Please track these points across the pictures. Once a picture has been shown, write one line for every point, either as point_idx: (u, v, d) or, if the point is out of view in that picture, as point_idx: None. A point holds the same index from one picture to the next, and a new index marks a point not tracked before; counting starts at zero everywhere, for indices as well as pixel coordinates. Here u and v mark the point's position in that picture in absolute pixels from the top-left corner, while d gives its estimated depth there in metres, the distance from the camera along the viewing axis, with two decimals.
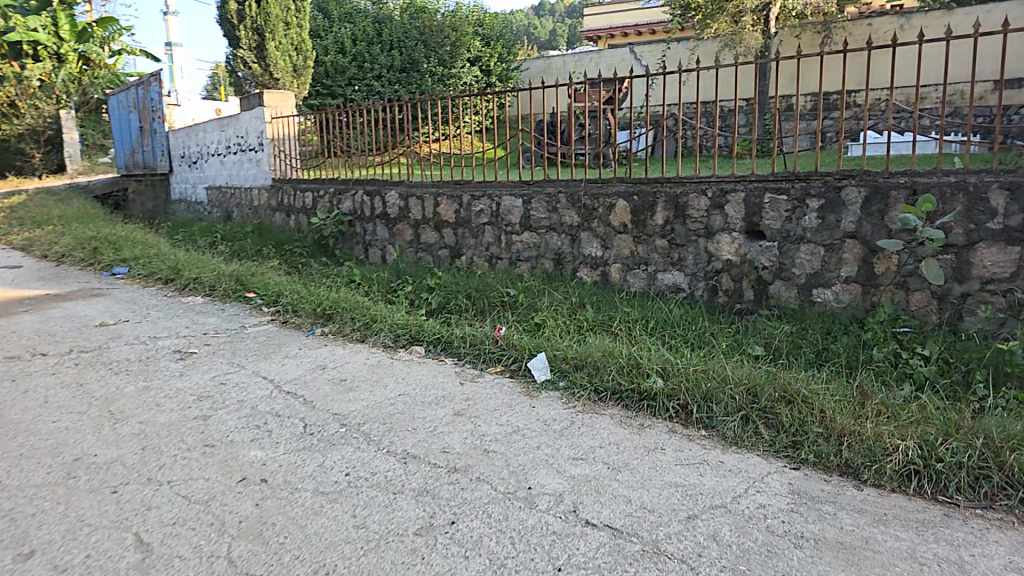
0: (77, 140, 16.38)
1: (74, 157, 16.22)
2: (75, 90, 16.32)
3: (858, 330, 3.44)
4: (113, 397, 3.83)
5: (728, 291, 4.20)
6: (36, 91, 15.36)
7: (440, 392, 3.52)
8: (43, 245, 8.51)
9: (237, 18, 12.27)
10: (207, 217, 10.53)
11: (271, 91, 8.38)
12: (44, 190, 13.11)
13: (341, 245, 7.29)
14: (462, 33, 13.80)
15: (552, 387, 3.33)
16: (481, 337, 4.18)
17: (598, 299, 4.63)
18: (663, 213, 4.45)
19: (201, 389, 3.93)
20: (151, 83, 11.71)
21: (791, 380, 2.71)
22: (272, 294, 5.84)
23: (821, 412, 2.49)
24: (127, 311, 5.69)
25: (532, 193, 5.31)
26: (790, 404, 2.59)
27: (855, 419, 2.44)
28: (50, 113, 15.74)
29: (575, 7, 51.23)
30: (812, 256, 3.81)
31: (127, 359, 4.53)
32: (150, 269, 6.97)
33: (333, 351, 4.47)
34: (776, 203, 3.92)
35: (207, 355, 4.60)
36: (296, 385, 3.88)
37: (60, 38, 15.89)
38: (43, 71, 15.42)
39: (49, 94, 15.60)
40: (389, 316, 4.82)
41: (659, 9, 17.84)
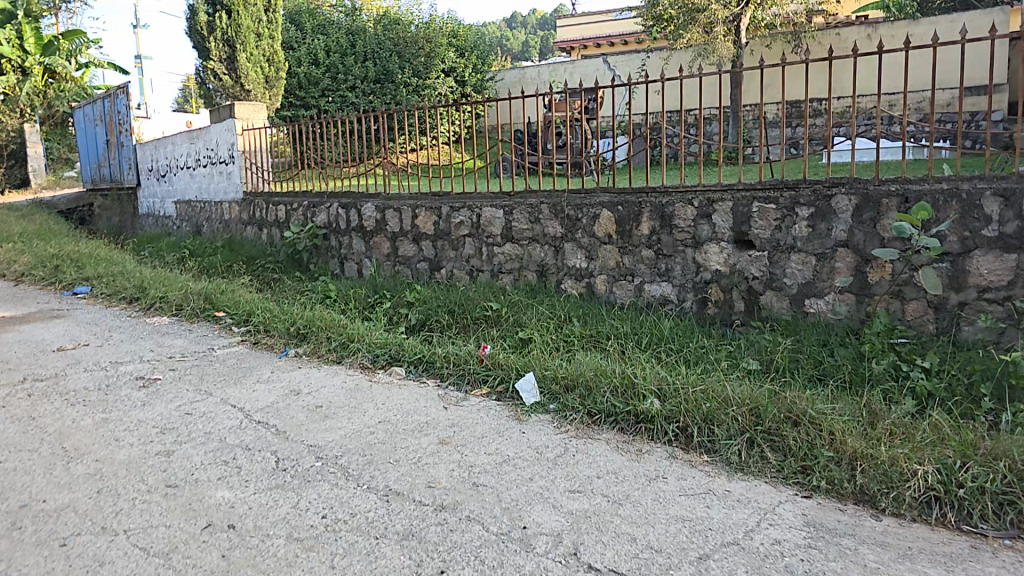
0: (41, 155, 15.93)
1: (38, 172, 15.74)
2: (39, 103, 15.66)
3: (855, 342, 3.35)
4: (68, 431, 3.53)
5: (717, 303, 4.10)
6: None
7: (422, 418, 3.33)
8: None
9: (207, 29, 11.75)
10: (175, 231, 10.14)
11: (243, 103, 8.11)
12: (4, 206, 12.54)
13: (315, 260, 7.05)
14: (436, 44, 13.64)
15: (542, 410, 3.17)
16: (465, 355, 3.98)
17: (585, 313, 4.48)
18: (649, 223, 4.34)
19: (164, 421, 3.65)
20: (117, 94, 11.30)
21: (795, 399, 2.59)
22: (243, 313, 5.55)
23: (829, 434, 2.38)
24: (88, 334, 5.34)
25: (514, 204, 5.16)
26: (796, 425, 2.46)
27: (867, 441, 2.32)
28: (14, 128, 15.39)
29: (547, 19, 51.74)
30: (804, 265, 3.73)
31: (85, 388, 4.21)
32: (113, 288, 6.60)
33: (308, 374, 4.22)
34: (765, 212, 3.84)
35: (172, 381, 4.31)
36: (268, 414, 3.63)
37: (25, 50, 15.22)
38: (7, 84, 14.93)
39: (13, 108, 15.18)
40: (366, 335, 4.59)
41: (632, 21, 18.03)
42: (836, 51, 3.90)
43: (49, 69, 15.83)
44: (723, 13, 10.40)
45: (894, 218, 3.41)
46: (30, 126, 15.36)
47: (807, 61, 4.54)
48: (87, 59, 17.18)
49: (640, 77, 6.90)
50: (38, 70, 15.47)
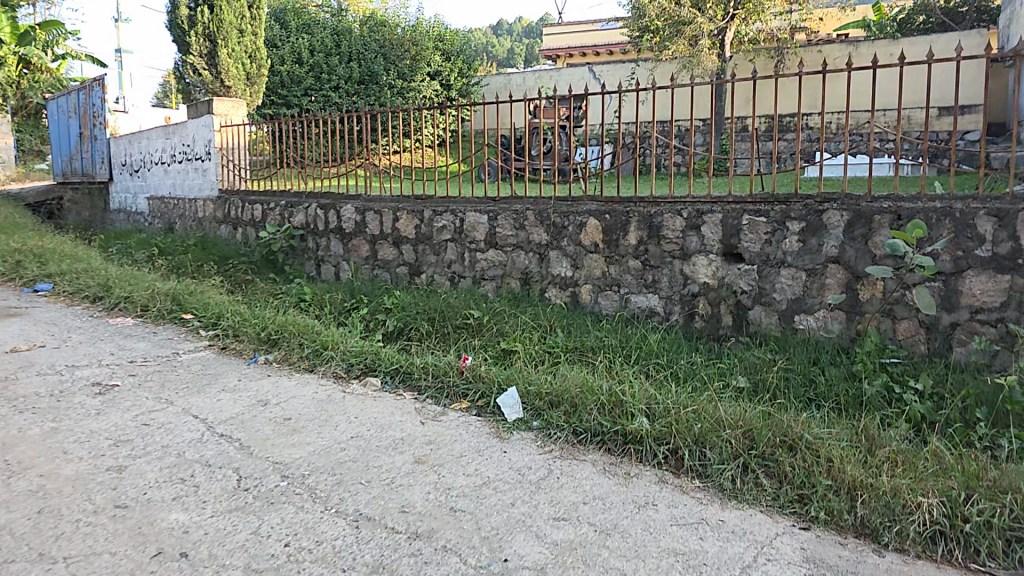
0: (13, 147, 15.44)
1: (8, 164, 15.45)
2: (12, 93, 15.31)
3: (847, 361, 3.29)
4: (12, 442, 3.25)
5: (705, 316, 4.01)
6: None
7: (397, 434, 3.15)
8: None
9: (188, 24, 11.41)
10: (146, 228, 9.76)
11: (221, 98, 7.84)
12: None
13: (291, 261, 6.81)
14: (422, 47, 13.43)
15: (525, 428, 3.05)
16: (444, 367, 3.81)
17: (570, 323, 4.36)
18: (636, 233, 4.23)
19: (119, 432, 3.39)
20: (91, 86, 10.86)
21: (790, 423, 2.51)
22: (211, 315, 5.28)
23: (827, 461, 2.30)
24: (44, 335, 5.01)
25: (498, 209, 5.01)
26: (791, 451, 2.39)
27: (867, 470, 2.25)
28: None
29: (532, 27, 51.97)
30: (794, 281, 3.66)
31: (35, 394, 3.91)
32: (74, 286, 6.26)
33: (277, 383, 4.00)
34: (755, 225, 3.76)
35: (131, 388, 4.04)
36: (232, 427, 3.40)
37: None
38: None
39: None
40: (341, 342, 4.37)
41: (619, 31, 18.06)
42: (811, 66, 3.89)
43: (25, 59, 15.26)
44: (710, 26, 10.46)
45: (887, 235, 3.35)
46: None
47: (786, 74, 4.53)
48: (64, 51, 16.65)
49: (628, 85, 6.83)
50: (12, 61, 14.70)
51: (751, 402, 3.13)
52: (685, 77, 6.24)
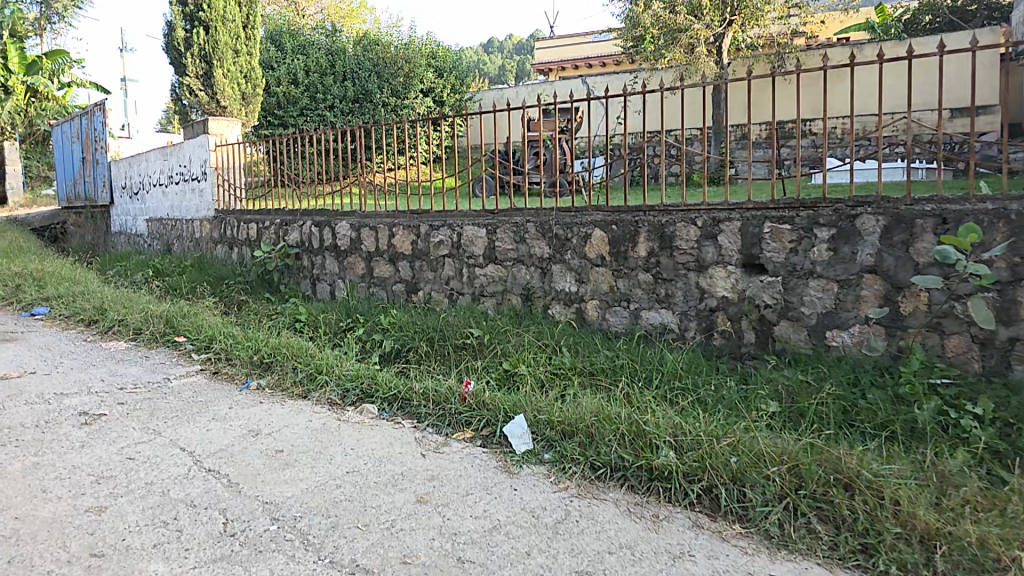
0: (22, 173, 15.29)
1: (17, 190, 15.07)
2: (20, 122, 15.22)
3: (893, 383, 3.04)
4: None
5: (726, 334, 3.75)
6: None
7: (397, 468, 2.86)
8: None
9: (184, 45, 11.92)
10: (146, 250, 9.57)
11: (216, 117, 7.68)
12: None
13: (287, 280, 6.59)
14: (415, 64, 13.32)
15: (535, 460, 2.80)
16: (446, 392, 3.51)
17: (576, 341, 4.11)
18: (647, 244, 3.99)
19: (103, 467, 2.95)
20: (93, 111, 10.74)
21: (842, 458, 2.33)
22: (206, 338, 4.86)
23: (893, 503, 2.10)
24: (37, 361, 4.52)
25: (496, 222, 4.79)
26: (848, 491, 2.20)
27: (941, 514, 2.06)
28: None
29: (525, 43, 52.28)
30: (824, 293, 3.41)
31: (19, 425, 3.45)
32: (72, 309, 5.83)
33: (269, 411, 3.63)
34: (778, 233, 3.52)
35: (118, 418, 3.57)
36: (220, 461, 3.01)
37: (9, 70, 14.66)
38: None
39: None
40: (337, 365, 4.04)
41: (609, 44, 18.06)
42: (798, 66, 3.77)
43: (32, 87, 15.24)
44: (708, 32, 10.29)
45: (931, 240, 3.10)
46: (10, 143, 15.00)
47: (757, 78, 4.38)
48: (70, 79, 16.69)
49: (627, 90, 6.56)
50: (20, 90, 14.75)
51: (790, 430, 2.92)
52: (680, 83, 6.08)
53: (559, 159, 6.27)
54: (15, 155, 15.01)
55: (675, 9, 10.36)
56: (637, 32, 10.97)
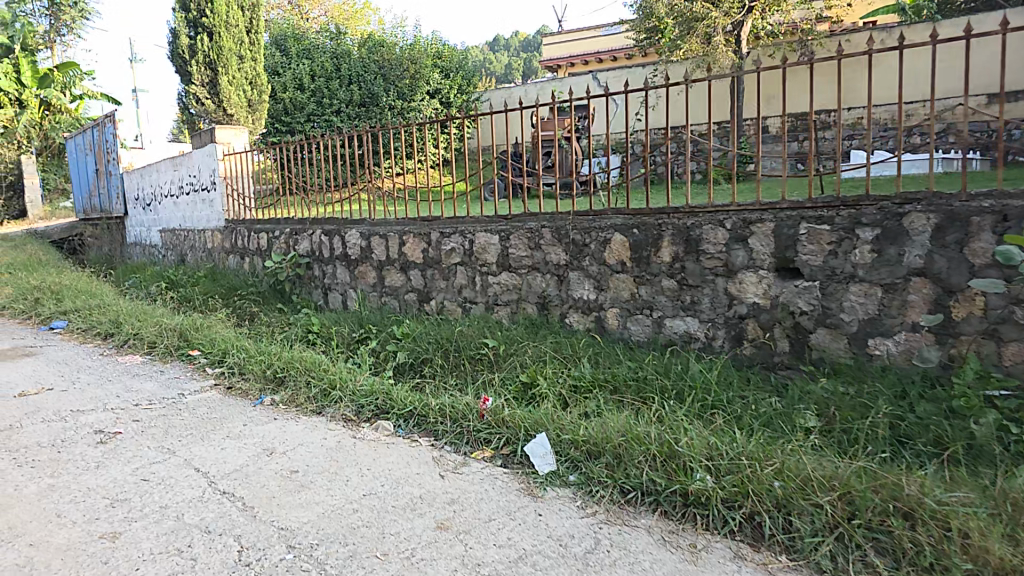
0: (38, 185, 15.32)
1: (35, 203, 15.14)
2: (36, 135, 15.48)
3: (947, 394, 3.14)
4: (2, 506, 2.56)
5: (755, 341, 3.99)
6: None
7: (416, 490, 2.76)
8: None
9: (189, 54, 12.16)
10: (161, 261, 9.58)
11: (222, 125, 7.59)
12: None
13: (298, 290, 6.55)
14: (421, 66, 13.20)
15: (559, 483, 2.78)
16: (462, 408, 3.41)
17: (597, 353, 4.17)
18: (671, 248, 4.18)
19: (116, 489, 2.72)
20: (105, 122, 10.76)
21: (900, 486, 2.41)
22: (219, 351, 4.55)
23: (960, 536, 2.17)
24: (55, 376, 4.20)
25: (510, 229, 4.83)
26: (910, 520, 2.29)
27: (1006, 545, 2.12)
28: (12, 159, 15.14)
29: (530, 40, 52.08)
30: (867, 297, 3.58)
31: (36, 444, 3.17)
32: (90, 322, 5.36)
33: (283, 427, 3.46)
34: (815, 235, 3.71)
35: (134, 436, 3.30)
36: (236, 483, 2.81)
37: (20, 84, 15.04)
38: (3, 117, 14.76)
39: (11, 140, 15.08)
40: (351, 380, 3.89)
41: (620, 36, 17.82)
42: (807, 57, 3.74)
43: (47, 101, 15.67)
44: (726, 20, 10.10)
45: (988, 240, 3.20)
46: (27, 157, 15.12)
47: (764, 70, 4.33)
48: (82, 91, 16.84)
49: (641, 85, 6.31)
50: (34, 104, 15.26)
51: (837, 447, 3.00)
52: (685, 75, 5.88)
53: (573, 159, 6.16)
54: (32, 168, 15.04)
55: None
56: (652, 21, 10.95)
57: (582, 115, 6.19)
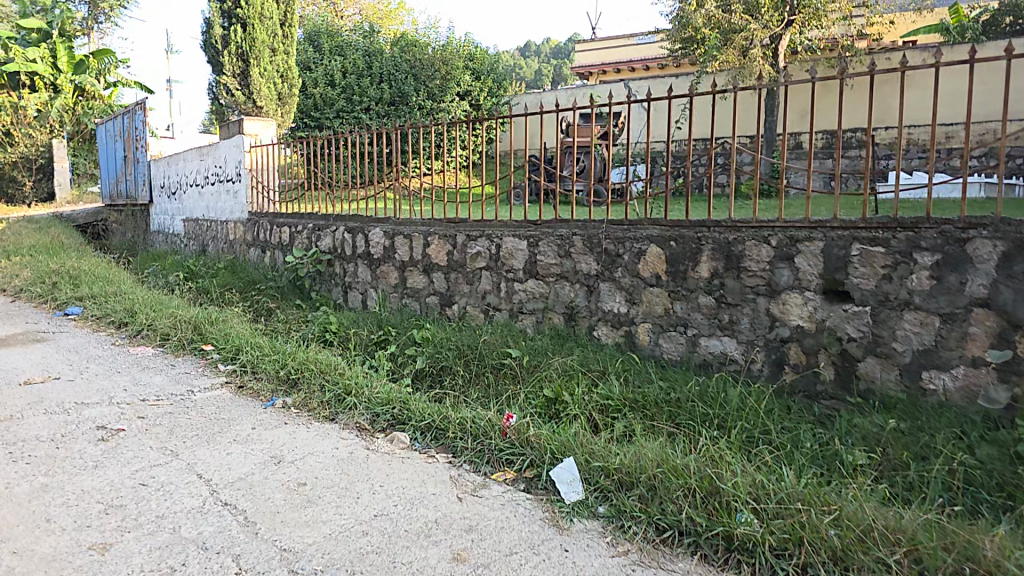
0: (67, 169, 15.48)
1: (63, 186, 15.31)
2: (69, 120, 15.71)
3: (1013, 438, 2.85)
4: None
5: (797, 367, 3.72)
6: (32, 121, 15.02)
7: (432, 514, 2.55)
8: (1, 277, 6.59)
9: (221, 44, 12.44)
10: (183, 250, 9.56)
11: (250, 116, 7.48)
12: (23, 218, 12.01)
13: (318, 286, 6.43)
14: (452, 67, 13.08)
15: (589, 514, 2.56)
16: (484, 424, 3.22)
17: (626, 371, 3.94)
18: (710, 263, 3.93)
19: (113, 493, 2.56)
20: (135, 110, 10.82)
21: (970, 546, 2.12)
22: (233, 346, 4.39)
23: None
24: (64, 365, 4.08)
25: (539, 235, 4.63)
26: None
27: None
28: (45, 143, 15.24)
29: (562, 47, 52.07)
30: (923, 327, 3.30)
31: (34, 438, 3.04)
32: (105, 309, 5.27)
33: (292, 434, 3.28)
34: (868, 257, 3.43)
35: (138, 434, 3.15)
36: (239, 494, 2.63)
37: (58, 69, 15.67)
38: (40, 101, 15.15)
39: (43, 124, 15.21)
40: (367, 387, 3.71)
41: (654, 46, 17.65)
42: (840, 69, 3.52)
43: (81, 87, 16.04)
44: (765, 33, 9.81)
45: None
46: (58, 141, 15.19)
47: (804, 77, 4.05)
48: (115, 79, 17.14)
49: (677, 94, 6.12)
50: (68, 89, 15.69)
51: (890, 491, 2.73)
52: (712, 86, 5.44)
53: (603, 167, 5.99)
54: (62, 152, 15.29)
55: (729, 8, 9.95)
56: (687, 32, 10.56)
57: (613, 121, 6.03)
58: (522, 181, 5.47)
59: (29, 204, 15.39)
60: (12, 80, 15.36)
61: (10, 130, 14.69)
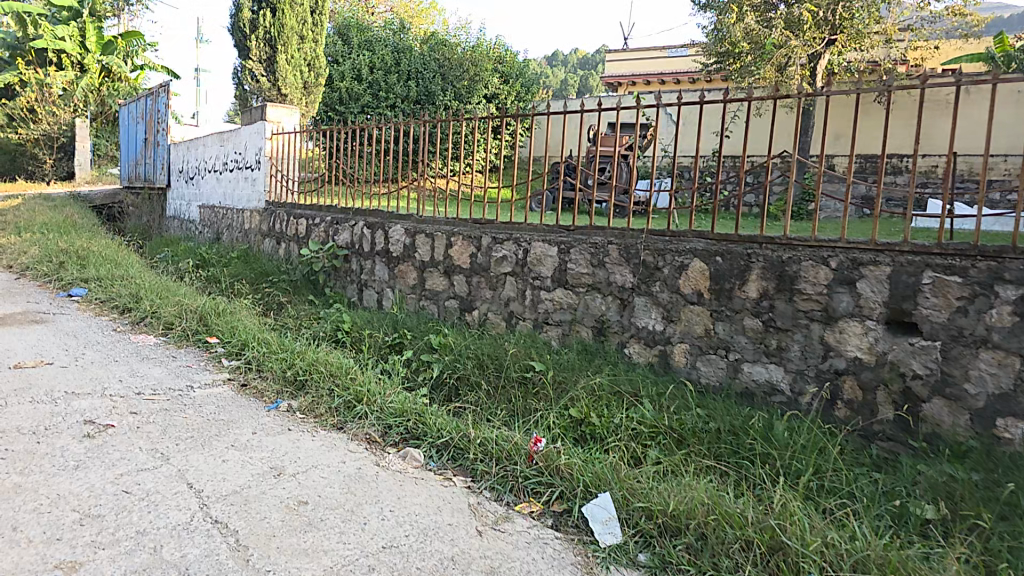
0: (88, 149, 15.49)
1: (84, 166, 15.33)
2: (93, 101, 15.57)
3: None
4: None
5: (852, 404, 3.36)
6: (57, 99, 15.11)
7: (451, 550, 2.24)
8: (10, 254, 6.42)
9: (249, 27, 12.50)
10: (197, 237, 9.37)
11: (275, 103, 7.33)
12: (41, 195, 11.93)
13: (332, 283, 6.17)
14: (481, 69, 12.87)
15: (628, 564, 2.25)
16: (509, 447, 2.91)
17: (662, 396, 3.62)
18: (759, 283, 3.59)
19: (91, 501, 2.28)
20: (158, 93, 10.66)
21: None
22: (239, 341, 4.12)
23: None
24: (59, 350, 3.83)
25: (571, 241, 4.31)
26: None
27: None
28: (67, 121, 15.39)
29: (589, 59, 51.96)
30: (1001, 368, 2.94)
31: (14, 430, 2.77)
32: (109, 292, 5.04)
33: (297, 442, 2.98)
34: (941, 286, 3.07)
35: (127, 432, 2.87)
36: (232, 510, 2.34)
37: (85, 48, 15.64)
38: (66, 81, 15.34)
39: (68, 103, 15.18)
40: (380, 394, 3.41)
41: (686, 60, 17.38)
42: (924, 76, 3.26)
43: (107, 68, 15.92)
44: (806, 51, 9.35)
45: None
46: (82, 121, 15.30)
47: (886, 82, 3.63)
48: (144, 62, 16.98)
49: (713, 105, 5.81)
50: (95, 69, 15.61)
51: (971, 557, 2.37)
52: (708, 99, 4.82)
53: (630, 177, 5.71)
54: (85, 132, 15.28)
55: (769, 23, 9.50)
56: (723, 47, 10.23)
57: (643, 131, 5.76)
58: (545, 188, 5.22)
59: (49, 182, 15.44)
60: (41, 57, 15.59)
61: (34, 107, 15.00)
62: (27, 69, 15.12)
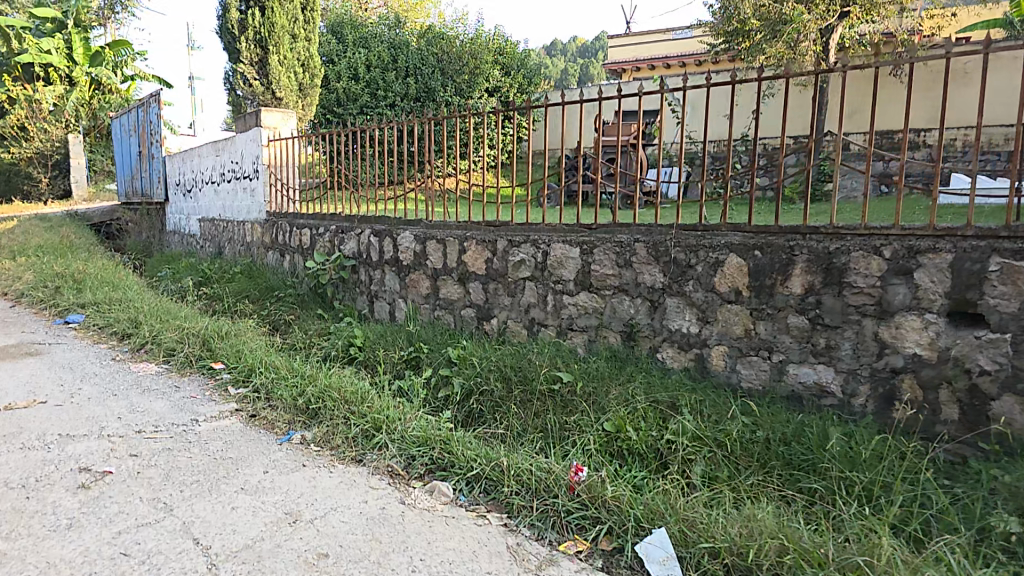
0: (83, 165, 15.34)
1: (80, 183, 15.26)
2: (85, 114, 15.47)
3: None
4: None
5: (911, 404, 3.06)
6: (47, 115, 14.85)
7: None
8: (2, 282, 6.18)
9: (238, 28, 12.04)
10: (198, 252, 9.13)
11: (270, 108, 7.04)
12: (37, 216, 11.71)
13: (341, 296, 5.92)
14: (481, 61, 12.63)
15: None
16: (546, 479, 2.65)
17: (704, 404, 3.33)
18: (804, 278, 3.29)
19: (86, 569, 2.02)
20: (150, 103, 10.37)
21: None
22: (246, 367, 3.86)
23: None
24: (52, 388, 3.57)
25: (594, 241, 4.01)
26: None
27: None
28: (59, 137, 15.19)
29: (585, 47, 51.49)
30: None
31: (2, 484, 2.52)
32: (107, 319, 4.79)
33: (315, 481, 2.72)
34: (1009, 272, 2.77)
35: (128, 479, 2.62)
36: (244, 570, 2.07)
37: (73, 61, 15.42)
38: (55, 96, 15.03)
39: (59, 118, 15.04)
40: (400, 422, 3.15)
41: (689, 41, 16.97)
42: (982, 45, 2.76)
43: (96, 80, 15.76)
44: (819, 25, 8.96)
45: None
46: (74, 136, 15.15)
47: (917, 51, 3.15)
48: (132, 71, 16.86)
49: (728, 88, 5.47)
50: (84, 81, 15.43)
51: None
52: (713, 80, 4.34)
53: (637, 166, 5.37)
54: (78, 149, 14.99)
55: None
56: (732, 25, 9.85)
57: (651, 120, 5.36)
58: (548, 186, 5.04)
59: (44, 201, 15.23)
60: (27, 73, 15.25)
61: (25, 124, 14.66)
62: (13, 85, 14.74)
